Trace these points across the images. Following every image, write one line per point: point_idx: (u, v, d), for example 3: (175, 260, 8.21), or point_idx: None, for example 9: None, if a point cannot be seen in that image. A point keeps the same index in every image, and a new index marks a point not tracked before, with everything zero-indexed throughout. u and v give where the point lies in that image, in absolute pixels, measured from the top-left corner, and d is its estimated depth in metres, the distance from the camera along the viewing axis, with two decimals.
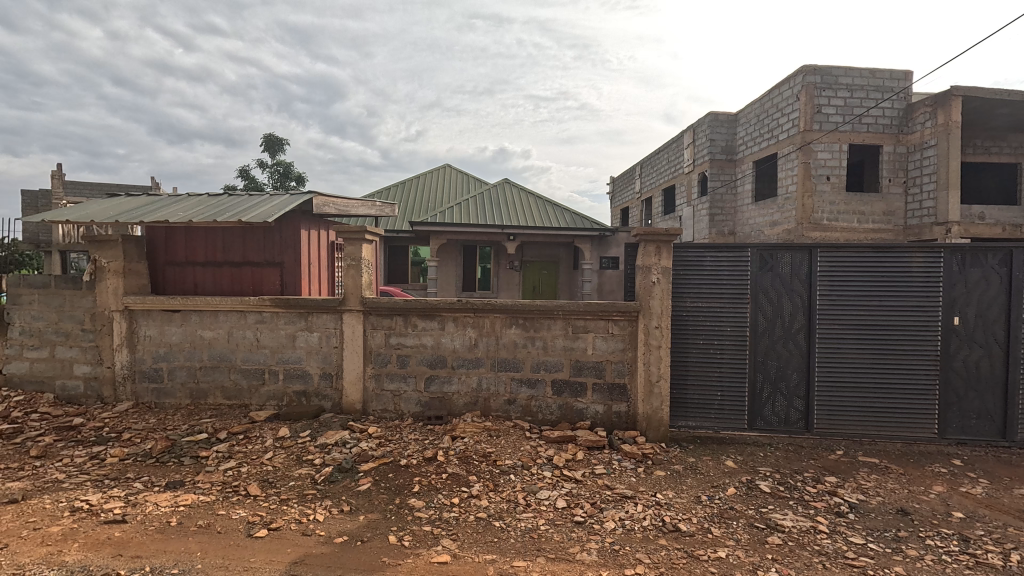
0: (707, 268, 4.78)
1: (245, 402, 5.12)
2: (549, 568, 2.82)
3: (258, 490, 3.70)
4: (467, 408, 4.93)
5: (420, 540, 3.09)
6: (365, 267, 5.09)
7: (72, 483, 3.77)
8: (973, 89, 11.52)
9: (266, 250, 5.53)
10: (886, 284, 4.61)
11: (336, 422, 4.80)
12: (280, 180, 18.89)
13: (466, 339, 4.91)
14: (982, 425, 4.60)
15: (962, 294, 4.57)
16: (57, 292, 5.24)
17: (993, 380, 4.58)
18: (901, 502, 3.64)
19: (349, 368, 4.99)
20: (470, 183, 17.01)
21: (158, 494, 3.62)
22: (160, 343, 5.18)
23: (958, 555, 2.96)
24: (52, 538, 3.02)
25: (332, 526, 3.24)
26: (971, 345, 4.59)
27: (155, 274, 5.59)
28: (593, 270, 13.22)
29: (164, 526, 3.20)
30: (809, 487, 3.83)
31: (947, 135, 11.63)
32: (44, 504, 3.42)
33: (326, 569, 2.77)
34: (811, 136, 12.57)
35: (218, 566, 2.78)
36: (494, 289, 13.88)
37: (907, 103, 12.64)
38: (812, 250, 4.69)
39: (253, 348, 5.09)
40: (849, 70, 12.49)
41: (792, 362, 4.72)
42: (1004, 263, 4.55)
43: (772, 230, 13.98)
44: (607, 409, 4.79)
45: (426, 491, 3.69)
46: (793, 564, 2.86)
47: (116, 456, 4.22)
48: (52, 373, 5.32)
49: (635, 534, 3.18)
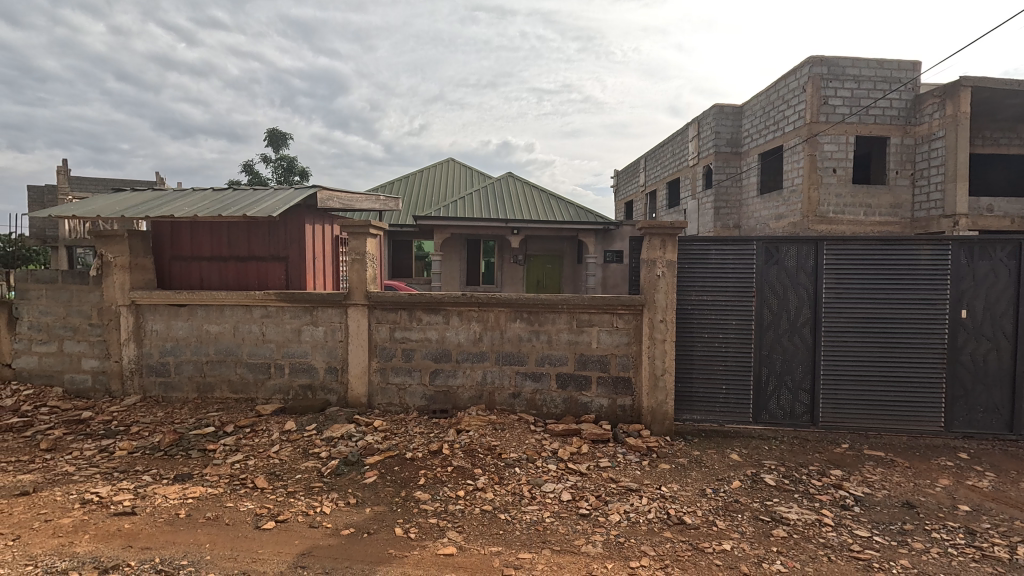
0: (713, 262, 4.76)
1: (252, 395, 5.16)
2: (554, 560, 2.83)
3: (265, 482, 3.73)
4: (472, 402, 4.95)
5: (426, 532, 3.12)
6: (370, 261, 5.09)
7: (82, 475, 3.82)
8: (983, 79, 11.37)
9: (271, 245, 5.54)
10: (893, 277, 4.57)
11: (341, 415, 4.82)
12: (285, 176, 18.93)
13: (471, 333, 4.92)
14: (989, 419, 4.58)
15: (970, 287, 4.53)
16: (65, 287, 5.28)
17: (1001, 374, 4.55)
18: (907, 495, 3.64)
19: (354, 362, 5.02)
20: (473, 177, 16.98)
21: (167, 486, 3.66)
22: (167, 338, 5.21)
23: (964, 548, 2.96)
24: (64, 529, 3.06)
25: (338, 518, 3.27)
26: (978, 338, 4.55)
27: (162, 269, 5.62)
28: (598, 264, 13.13)
29: (173, 518, 3.24)
30: (813, 480, 3.83)
31: (956, 126, 11.50)
32: (56, 496, 3.47)
33: (333, 561, 2.80)
34: (818, 128, 12.45)
35: (227, 557, 2.81)
36: (498, 283, 13.88)
37: (915, 94, 12.49)
38: (818, 243, 4.66)
39: (259, 342, 5.12)
40: (857, 61, 12.36)
41: (798, 355, 4.71)
42: (1014, 256, 4.50)
43: (778, 223, 13.90)
44: (612, 403, 4.80)
45: (431, 484, 3.72)
46: (798, 557, 2.87)
47: (125, 449, 4.27)
48: (61, 367, 5.37)
49: (640, 527, 3.19)
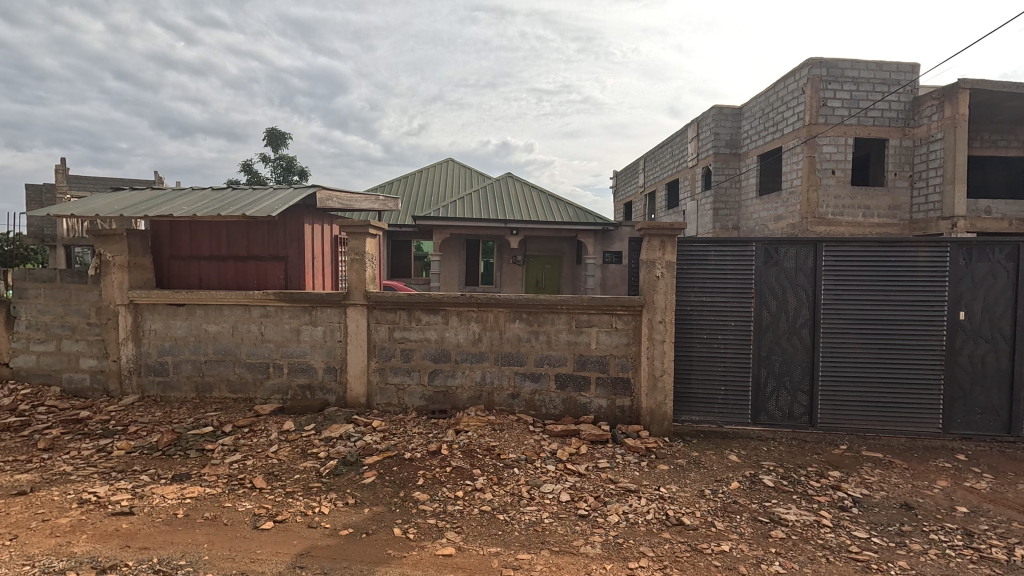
0: (712, 263, 4.76)
1: (251, 395, 5.15)
2: (553, 561, 2.83)
3: (264, 483, 3.72)
4: (471, 402, 4.95)
5: (425, 532, 3.11)
6: (369, 261, 5.09)
7: (80, 475, 3.81)
8: (981, 81, 11.40)
9: (270, 244, 5.54)
10: (892, 279, 4.58)
11: (340, 416, 4.82)
12: (285, 176, 18.93)
13: (470, 333, 4.91)
14: (987, 420, 4.59)
15: (968, 289, 4.54)
16: (64, 286, 5.27)
17: (1000, 376, 4.56)
18: (905, 497, 3.64)
19: (353, 362, 5.01)
20: (473, 177, 16.97)
21: (165, 486, 3.65)
22: (166, 337, 5.20)
23: (961, 549, 2.97)
24: (62, 529, 3.05)
25: (337, 519, 3.27)
26: (977, 340, 4.57)
27: (161, 268, 5.62)
28: (597, 265, 13.12)
29: (171, 518, 3.23)
30: (812, 482, 3.83)
31: (954, 128, 11.53)
32: (53, 496, 3.46)
33: (332, 562, 2.79)
34: (817, 129, 12.48)
35: (225, 558, 2.81)
36: (497, 284, 13.89)
37: (914, 96, 12.51)
38: (817, 245, 4.66)
39: (258, 341, 5.11)
40: (856, 63, 12.39)
41: (797, 356, 4.71)
42: (1012, 258, 4.51)
43: (777, 225, 13.92)
44: (611, 403, 4.80)
45: (430, 484, 3.71)
46: (797, 558, 2.87)
47: (123, 449, 4.26)
48: (59, 366, 5.36)
49: (639, 528, 3.19)
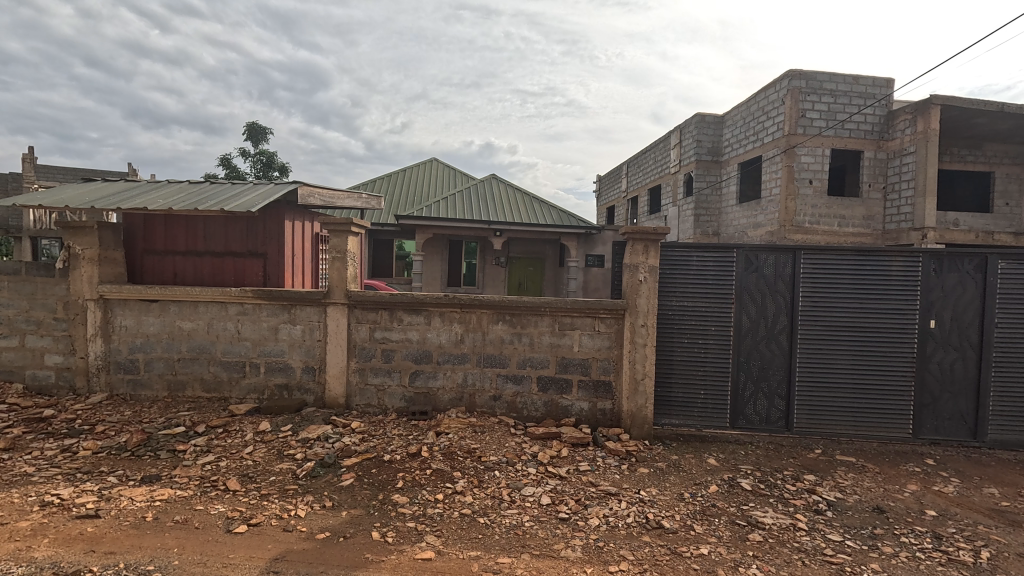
0: (694, 268, 4.82)
1: (225, 395, 5.01)
2: (534, 564, 2.82)
3: (238, 485, 3.62)
4: (452, 403, 4.91)
5: (404, 536, 3.06)
6: (350, 260, 5.01)
7: (42, 476, 3.66)
8: (953, 98, 11.74)
9: (249, 240, 5.41)
10: (867, 287, 4.71)
11: (318, 417, 4.72)
12: (263, 170, 18.43)
13: (453, 334, 4.88)
14: (954, 426, 4.74)
15: (939, 298, 4.69)
16: (28, 279, 5.05)
17: (967, 381, 4.72)
18: (877, 501, 3.73)
19: (333, 362, 4.93)
20: (458, 177, 16.94)
21: (134, 488, 3.52)
22: (137, 334, 5.04)
23: (930, 552, 3.05)
24: (21, 533, 2.92)
25: (314, 522, 3.20)
26: (946, 347, 4.72)
27: (134, 262, 5.45)
28: (579, 268, 13.30)
29: (139, 521, 3.12)
30: (788, 485, 3.91)
31: (926, 142, 11.86)
32: (14, 498, 3.31)
33: (308, 565, 2.73)
34: (796, 139, 12.77)
35: (196, 563, 2.72)
36: (480, 284, 13.81)
37: (888, 110, 12.92)
38: (796, 251, 4.76)
39: (234, 339, 4.99)
40: (835, 76, 12.74)
41: (775, 361, 4.81)
42: (980, 268, 4.68)
43: (755, 232, 14.20)
44: (592, 406, 4.82)
45: (410, 487, 3.66)
46: (774, 561, 2.92)
47: (89, 449, 4.10)
48: (22, 362, 5.14)
49: (620, 531, 3.21)
